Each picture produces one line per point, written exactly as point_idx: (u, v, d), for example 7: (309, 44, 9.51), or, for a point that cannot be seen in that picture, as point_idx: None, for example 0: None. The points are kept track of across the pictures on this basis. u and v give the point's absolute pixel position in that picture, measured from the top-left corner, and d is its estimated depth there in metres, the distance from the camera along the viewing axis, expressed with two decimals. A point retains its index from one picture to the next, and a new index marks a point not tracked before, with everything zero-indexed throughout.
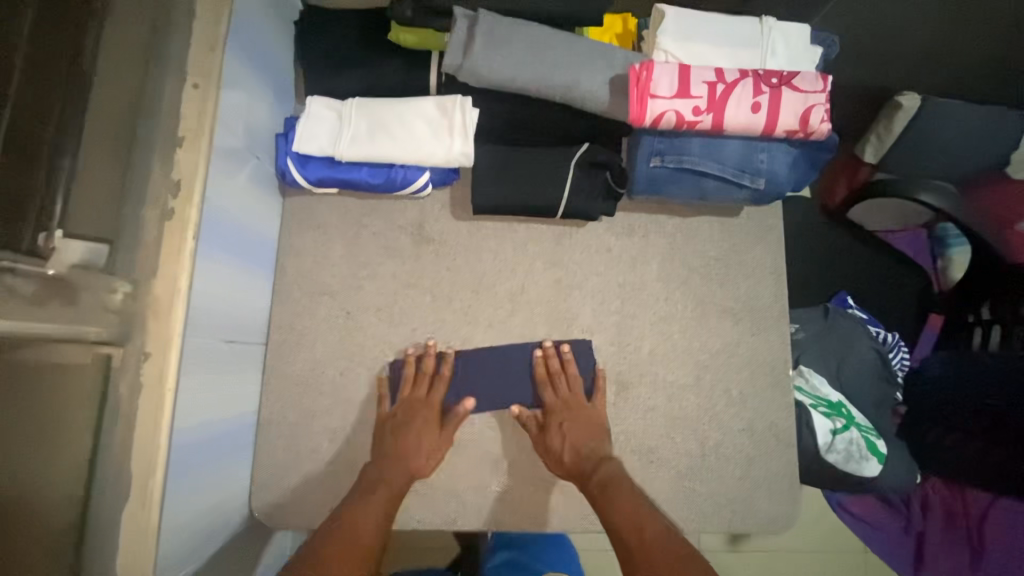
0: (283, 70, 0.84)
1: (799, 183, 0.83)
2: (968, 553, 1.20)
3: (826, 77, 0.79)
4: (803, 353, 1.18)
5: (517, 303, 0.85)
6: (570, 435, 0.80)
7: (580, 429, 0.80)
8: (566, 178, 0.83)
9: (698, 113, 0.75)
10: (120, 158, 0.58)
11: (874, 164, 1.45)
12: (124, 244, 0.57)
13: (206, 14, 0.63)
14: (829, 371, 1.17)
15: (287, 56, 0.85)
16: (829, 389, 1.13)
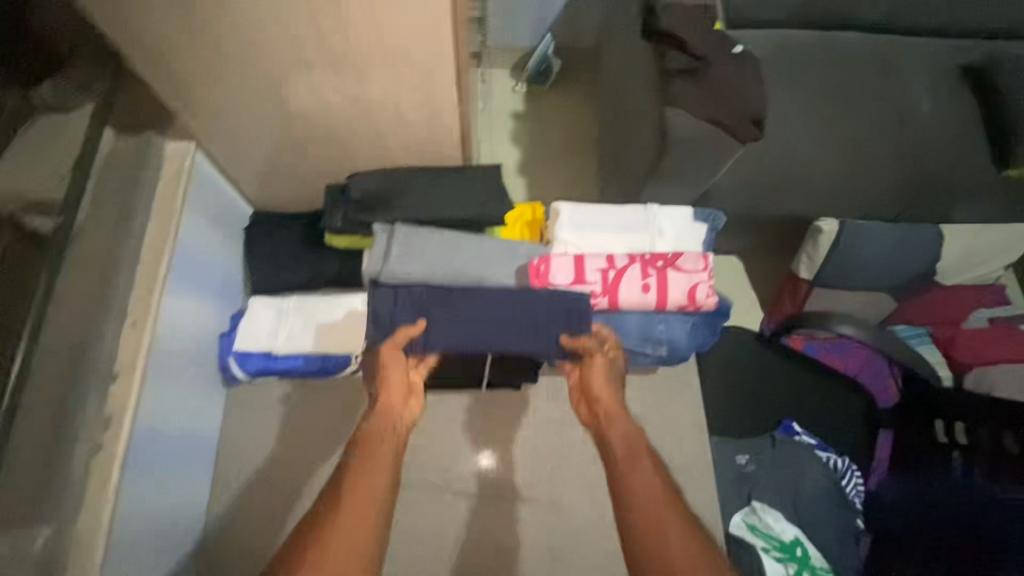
0: (232, 272, 0.94)
1: (700, 345, 0.91)
2: None
3: (708, 255, 0.88)
4: (756, 485, 1.19)
5: (449, 476, 0.89)
6: (602, 393, 0.76)
7: (602, 385, 0.76)
8: (487, 354, 0.90)
9: (595, 297, 0.84)
10: (59, 405, 0.66)
11: (810, 280, 1.55)
12: (56, 482, 0.63)
13: (150, 257, 0.74)
14: (785, 504, 1.17)
15: (236, 259, 0.95)
16: (788, 524, 1.13)
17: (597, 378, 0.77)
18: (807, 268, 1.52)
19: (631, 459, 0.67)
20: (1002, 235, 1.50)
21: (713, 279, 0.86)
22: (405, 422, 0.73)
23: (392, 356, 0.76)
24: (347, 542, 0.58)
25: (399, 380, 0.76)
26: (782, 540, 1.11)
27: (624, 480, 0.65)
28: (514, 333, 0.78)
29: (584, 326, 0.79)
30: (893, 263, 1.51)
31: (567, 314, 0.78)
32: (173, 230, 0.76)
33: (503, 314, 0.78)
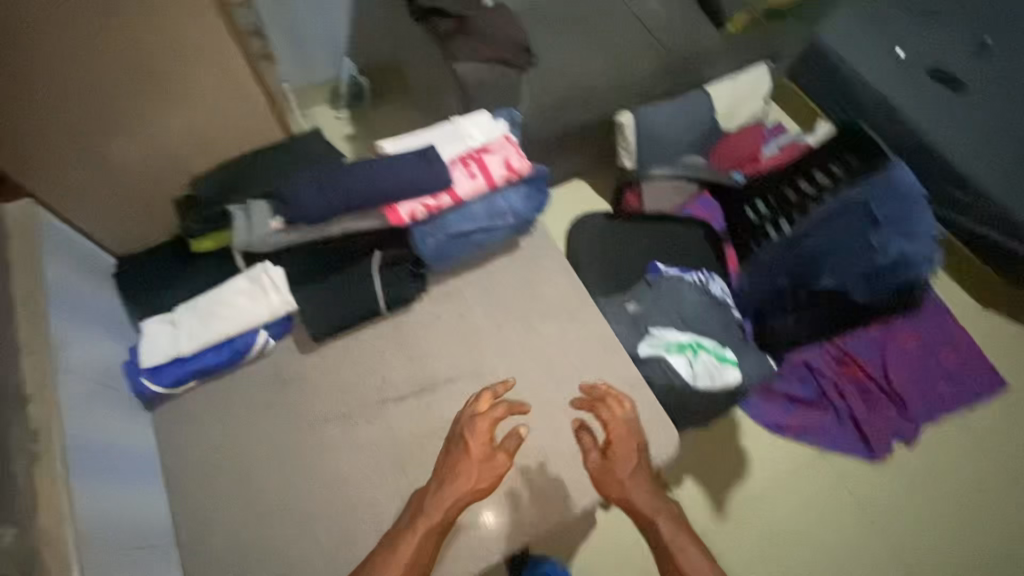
0: (114, 310, 0.99)
1: (538, 206, 1.10)
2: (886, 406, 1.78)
3: (509, 137, 1.10)
4: (650, 317, 1.40)
5: (384, 391, 0.99)
6: (624, 463, 0.90)
7: (633, 455, 0.91)
8: (375, 280, 1.01)
9: (437, 198, 1.01)
10: None
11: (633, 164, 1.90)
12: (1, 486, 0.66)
13: (23, 296, 0.79)
14: (677, 322, 1.39)
15: (113, 299, 1.00)
16: (677, 329, 1.33)
17: (625, 458, 0.90)
18: (627, 156, 1.87)
19: (682, 559, 0.82)
20: (746, 81, 1.94)
21: (519, 150, 1.08)
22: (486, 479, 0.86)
23: (465, 454, 0.87)
24: None
25: (476, 450, 0.87)
26: (674, 345, 1.28)
27: (679, 570, 0.81)
28: (386, 178, 0.98)
29: (438, 167, 1.01)
30: (684, 130, 1.89)
31: (419, 157, 1.02)
32: (37, 270, 0.82)
33: (379, 168, 0.99)
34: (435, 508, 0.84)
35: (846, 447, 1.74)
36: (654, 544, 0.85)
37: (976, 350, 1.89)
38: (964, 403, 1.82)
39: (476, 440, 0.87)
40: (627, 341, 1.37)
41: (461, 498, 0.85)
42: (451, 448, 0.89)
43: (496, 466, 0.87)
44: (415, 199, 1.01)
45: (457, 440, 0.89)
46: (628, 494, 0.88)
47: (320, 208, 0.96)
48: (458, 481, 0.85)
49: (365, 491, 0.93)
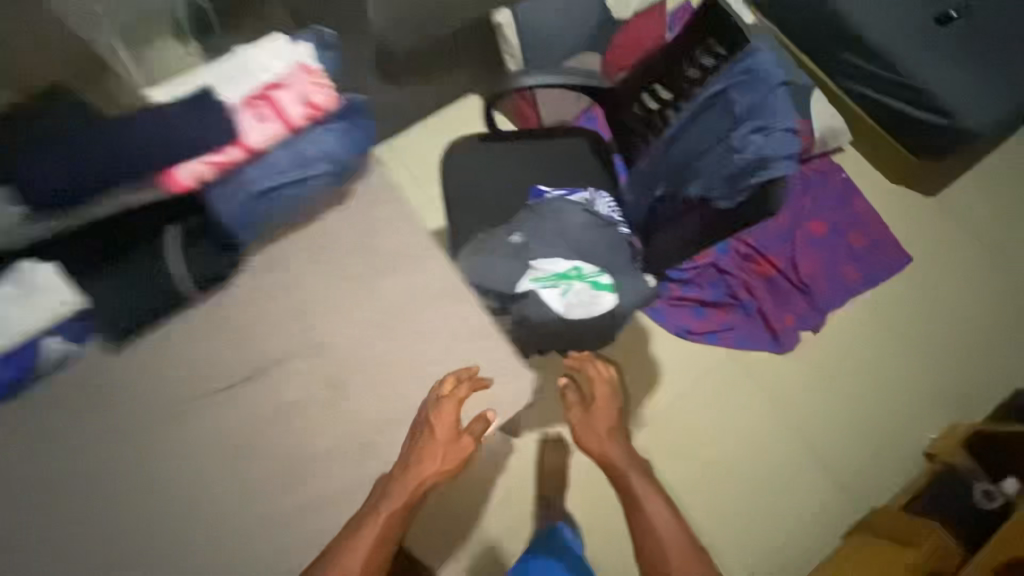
0: None
1: (359, 144, 0.94)
2: (792, 293, 1.79)
3: (308, 62, 0.92)
4: (532, 246, 1.31)
5: (210, 382, 0.90)
6: (603, 420, 1.27)
7: (604, 415, 1.27)
8: (171, 260, 0.87)
9: (225, 152, 0.87)
10: None
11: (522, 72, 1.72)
12: None
13: None
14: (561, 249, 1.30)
15: None
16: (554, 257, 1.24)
17: (602, 410, 1.27)
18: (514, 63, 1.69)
19: (643, 501, 1.18)
20: None
21: (322, 78, 0.91)
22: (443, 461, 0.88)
23: (436, 440, 0.88)
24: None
25: (442, 433, 0.87)
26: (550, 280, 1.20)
27: (643, 513, 1.17)
28: (157, 139, 0.85)
29: (220, 117, 0.87)
30: (571, 27, 1.69)
31: (194, 106, 0.87)
32: None
33: (146, 127, 0.85)
34: (407, 482, 0.86)
35: (754, 342, 1.76)
36: (610, 472, 1.23)
37: (879, 227, 1.89)
38: (869, 281, 1.84)
39: (442, 424, 0.87)
40: (507, 276, 1.29)
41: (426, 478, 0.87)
42: (421, 429, 0.89)
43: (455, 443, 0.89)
44: (199, 157, 0.87)
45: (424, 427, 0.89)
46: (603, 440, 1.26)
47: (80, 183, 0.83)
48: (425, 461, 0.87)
49: (206, 488, 0.87)
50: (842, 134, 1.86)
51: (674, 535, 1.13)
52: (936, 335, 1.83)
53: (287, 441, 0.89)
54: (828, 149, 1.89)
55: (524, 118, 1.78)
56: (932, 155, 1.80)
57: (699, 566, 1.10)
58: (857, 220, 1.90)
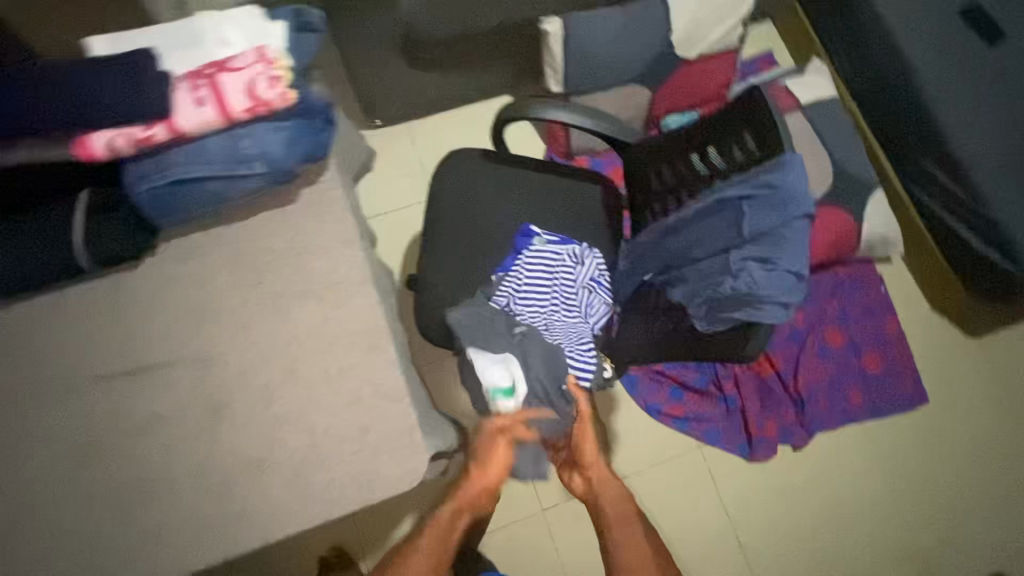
0: None
1: (305, 154, 0.83)
2: (782, 400, 1.63)
3: (269, 48, 0.80)
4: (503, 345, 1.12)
5: (85, 368, 0.82)
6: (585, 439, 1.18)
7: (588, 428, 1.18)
8: (72, 230, 0.79)
9: (148, 128, 0.75)
10: None
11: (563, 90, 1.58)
12: None
13: None
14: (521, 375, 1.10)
15: None
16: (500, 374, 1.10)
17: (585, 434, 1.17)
18: (556, 79, 1.55)
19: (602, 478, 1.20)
20: None
21: (274, 67, 0.78)
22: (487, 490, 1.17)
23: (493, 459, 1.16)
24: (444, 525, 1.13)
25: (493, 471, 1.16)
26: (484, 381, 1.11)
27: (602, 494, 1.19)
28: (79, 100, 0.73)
29: (153, 88, 0.75)
30: (622, 55, 1.52)
31: (132, 72, 0.75)
32: None
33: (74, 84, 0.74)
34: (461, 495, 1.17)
35: (724, 440, 1.61)
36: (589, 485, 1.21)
37: (901, 356, 1.69)
38: (871, 411, 1.65)
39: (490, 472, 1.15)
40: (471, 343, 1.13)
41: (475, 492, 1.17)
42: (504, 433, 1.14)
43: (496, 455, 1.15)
44: (116, 130, 0.75)
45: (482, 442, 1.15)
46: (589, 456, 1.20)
47: None
48: (484, 478, 1.16)
49: (40, 481, 0.78)
50: (893, 244, 1.67)
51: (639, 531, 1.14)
52: (935, 493, 1.62)
53: (137, 456, 0.79)
54: (872, 256, 1.69)
55: (555, 140, 1.68)
56: (990, 296, 1.57)
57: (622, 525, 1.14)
58: (879, 340, 1.70)
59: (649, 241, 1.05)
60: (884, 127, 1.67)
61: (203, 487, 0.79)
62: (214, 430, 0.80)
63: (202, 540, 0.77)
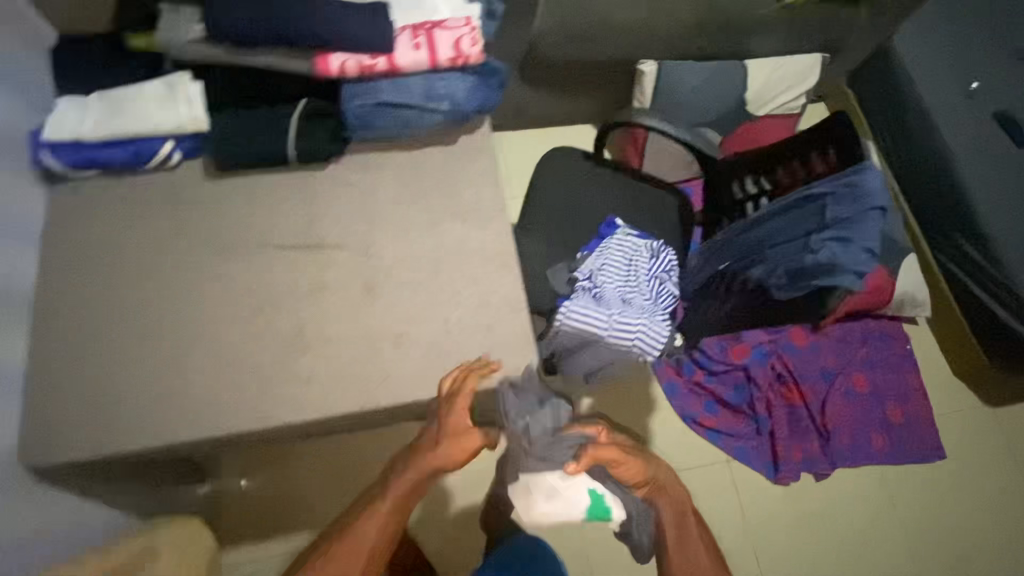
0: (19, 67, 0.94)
1: (479, 104, 1.04)
2: (811, 430, 1.73)
3: (473, 18, 1.02)
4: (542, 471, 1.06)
5: (268, 237, 0.98)
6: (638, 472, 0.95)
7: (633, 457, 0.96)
8: (289, 127, 0.99)
9: (374, 58, 0.96)
10: None
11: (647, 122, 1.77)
12: None
13: None
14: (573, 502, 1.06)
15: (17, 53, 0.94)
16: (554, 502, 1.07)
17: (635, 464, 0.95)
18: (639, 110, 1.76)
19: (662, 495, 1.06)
20: (796, 64, 1.79)
21: (476, 33, 1.00)
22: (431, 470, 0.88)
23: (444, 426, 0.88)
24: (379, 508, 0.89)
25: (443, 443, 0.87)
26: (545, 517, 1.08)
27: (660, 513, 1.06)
28: (330, 22, 0.92)
29: (386, 27, 0.95)
30: (703, 101, 1.77)
31: (372, 13, 0.95)
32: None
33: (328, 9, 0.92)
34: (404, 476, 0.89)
35: (751, 460, 1.71)
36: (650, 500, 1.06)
37: (922, 410, 1.81)
38: (892, 456, 1.75)
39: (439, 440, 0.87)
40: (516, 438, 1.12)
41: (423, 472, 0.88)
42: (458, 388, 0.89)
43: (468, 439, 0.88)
44: (351, 55, 0.95)
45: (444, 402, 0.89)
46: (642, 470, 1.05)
47: (250, 24, 0.89)
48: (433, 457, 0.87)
49: (215, 319, 0.92)
50: (922, 306, 1.82)
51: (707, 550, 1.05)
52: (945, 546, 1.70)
53: (299, 314, 0.94)
54: (902, 314, 1.85)
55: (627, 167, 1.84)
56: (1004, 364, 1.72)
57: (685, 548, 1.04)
58: (904, 392, 1.82)
59: (728, 238, 1.23)
60: (921, 204, 1.89)
61: (350, 349, 0.93)
62: (367, 305, 0.96)
63: (343, 391, 0.91)
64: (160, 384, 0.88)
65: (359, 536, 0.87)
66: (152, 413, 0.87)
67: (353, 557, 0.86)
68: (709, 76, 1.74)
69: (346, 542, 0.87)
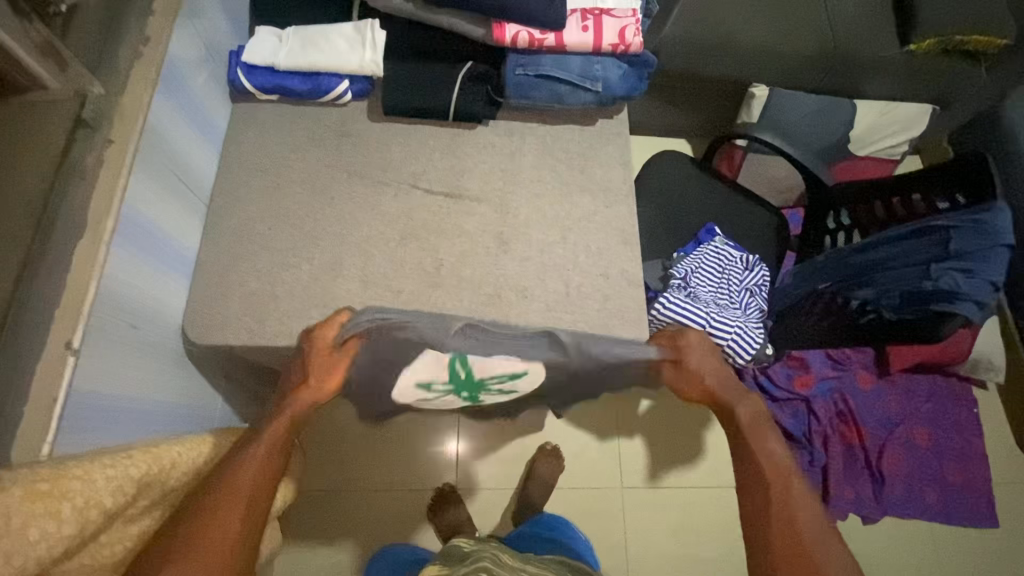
0: None
1: (629, 90, 1.10)
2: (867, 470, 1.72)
3: (638, 11, 1.09)
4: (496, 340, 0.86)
5: (417, 181, 1.07)
6: (693, 376, 0.90)
7: (693, 375, 0.89)
8: (454, 86, 1.08)
9: (544, 33, 1.04)
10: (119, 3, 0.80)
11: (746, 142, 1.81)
12: (110, 55, 0.77)
13: None
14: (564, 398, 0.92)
15: None
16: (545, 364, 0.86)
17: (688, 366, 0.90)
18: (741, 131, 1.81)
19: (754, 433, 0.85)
20: (904, 112, 1.81)
21: (639, 25, 1.07)
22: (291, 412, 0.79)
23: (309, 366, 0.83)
24: (236, 489, 0.69)
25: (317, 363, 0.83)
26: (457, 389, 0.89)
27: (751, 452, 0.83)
28: None
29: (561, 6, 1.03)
30: (808, 133, 1.79)
31: None
32: None
33: None
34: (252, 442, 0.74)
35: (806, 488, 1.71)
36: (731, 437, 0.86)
37: (982, 474, 1.77)
38: (944, 514, 1.73)
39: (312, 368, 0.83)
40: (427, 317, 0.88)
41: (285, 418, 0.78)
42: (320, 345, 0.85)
43: (338, 369, 0.83)
44: (525, 26, 1.04)
45: (301, 356, 0.86)
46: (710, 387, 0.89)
47: None
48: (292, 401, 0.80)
49: (362, 244, 1.01)
50: (997, 371, 1.79)
51: (805, 529, 0.74)
52: None
53: (436, 254, 1.02)
54: (974, 376, 1.82)
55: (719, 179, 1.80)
56: None
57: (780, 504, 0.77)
58: (968, 454, 1.78)
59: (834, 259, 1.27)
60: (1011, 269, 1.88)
61: (477, 292, 1.00)
62: (499, 257, 1.03)
63: None
64: (307, 292, 0.97)
65: (233, 486, 0.69)
66: (295, 317, 0.95)
67: (230, 509, 0.67)
68: (819, 109, 1.76)
69: (222, 501, 0.67)
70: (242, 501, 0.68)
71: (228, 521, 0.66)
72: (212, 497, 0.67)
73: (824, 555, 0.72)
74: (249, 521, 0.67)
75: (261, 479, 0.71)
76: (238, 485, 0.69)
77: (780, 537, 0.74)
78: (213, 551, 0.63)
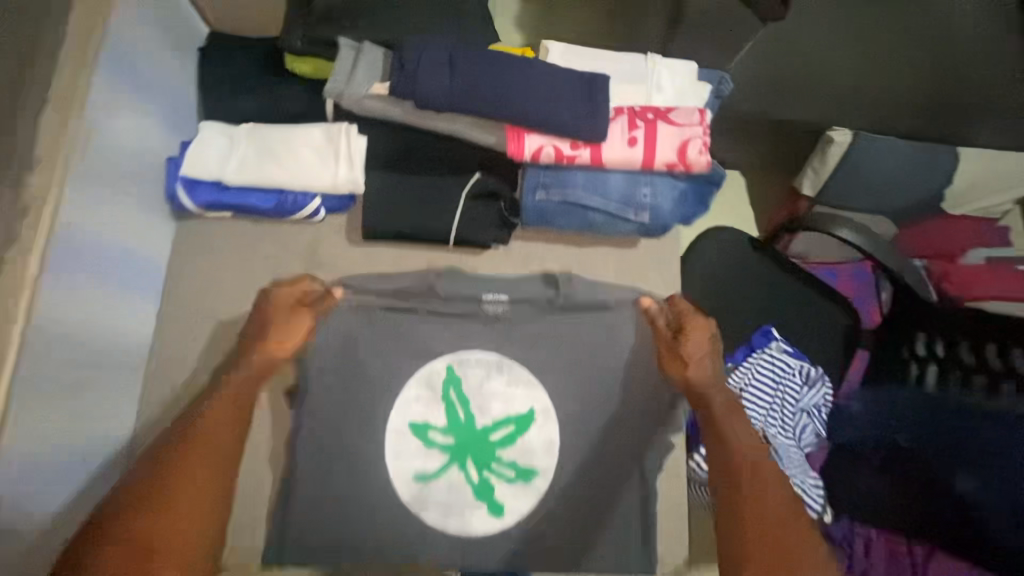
0: (163, 86, 0.81)
1: (686, 216, 0.83)
2: None
3: (706, 112, 0.80)
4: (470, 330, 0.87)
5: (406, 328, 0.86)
6: (690, 354, 0.83)
7: (689, 360, 0.82)
8: (457, 206, 0.83)
9: (576, 147, 0.78)
10: None
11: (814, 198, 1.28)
12: None
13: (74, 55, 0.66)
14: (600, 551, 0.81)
15: (164, 67, 0.80)
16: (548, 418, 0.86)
17: (688, 348, 0.83)
18: None
19: (733, 429, 0.78)
20: None
21: (708, 136, 0.78)
22: (263, 360, 0.80)
23: (281, 310, 0.81)
24: (203, 466, 0.69)
25: (283, 321, 0.80)
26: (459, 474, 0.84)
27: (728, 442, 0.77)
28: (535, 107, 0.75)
29: (599, 117, 0.76)
30: (904, 192, 1.23)
31: (587, 97, 0.77)
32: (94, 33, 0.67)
33: (533, 87, 0.75)
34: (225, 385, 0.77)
35: None
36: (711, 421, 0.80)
37: None
38: None
39: (284, 322, 0.80)
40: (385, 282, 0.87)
41: (255, 362, 0.79)
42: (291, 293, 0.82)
43: (302, 328, 0.82)
44: (551, 134, 0.77)
45: (260, 308, 0.82)
46: (697, 372, 0.82)
47: (447, 98, 0.73)
48: (268, 343, 0.80)
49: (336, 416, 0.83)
50: None
51: (785, 529, 0.68)
52: None
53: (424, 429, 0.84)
54: None
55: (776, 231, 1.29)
56: None
57: (757, 506, 0.70)
58: None
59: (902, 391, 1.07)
60: None
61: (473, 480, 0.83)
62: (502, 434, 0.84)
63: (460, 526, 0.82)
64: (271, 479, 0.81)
65: (201, 457, 0.70)
66: None
67: (205, 480, 0.69)
68: (910, 159, 1.19)
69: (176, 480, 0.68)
70: (215, 481, 0.69)
71: (207, 501, 0.68)
72: (177, 462, 0.68)
73: (799, 546, 0.66)
74: (216, 495, 0.69)
75: (233, 430, 0.74)
76: (199, 476, 0.69)
77: (754, 506, 0.70)
78: (180, 535, 0.65)
